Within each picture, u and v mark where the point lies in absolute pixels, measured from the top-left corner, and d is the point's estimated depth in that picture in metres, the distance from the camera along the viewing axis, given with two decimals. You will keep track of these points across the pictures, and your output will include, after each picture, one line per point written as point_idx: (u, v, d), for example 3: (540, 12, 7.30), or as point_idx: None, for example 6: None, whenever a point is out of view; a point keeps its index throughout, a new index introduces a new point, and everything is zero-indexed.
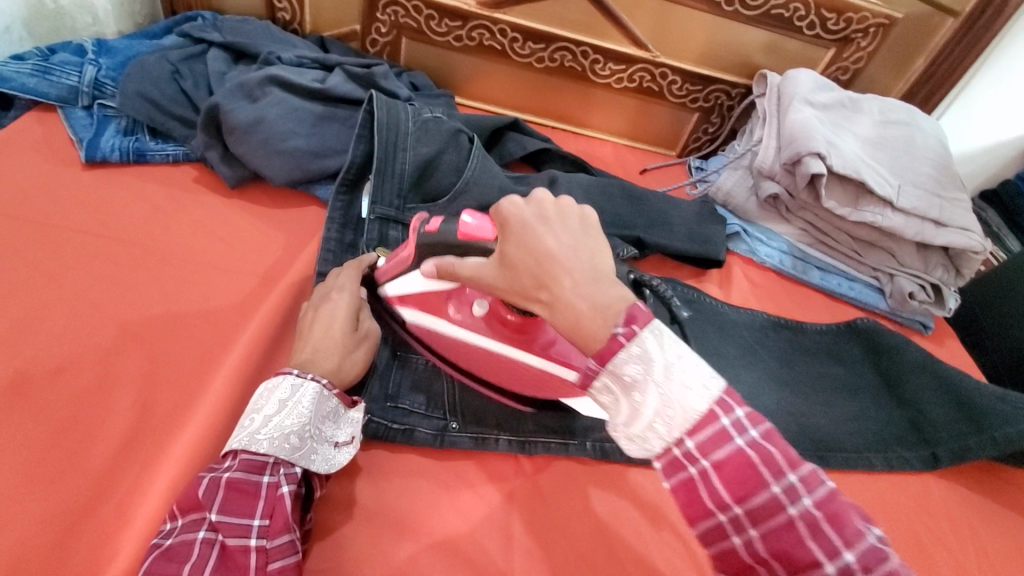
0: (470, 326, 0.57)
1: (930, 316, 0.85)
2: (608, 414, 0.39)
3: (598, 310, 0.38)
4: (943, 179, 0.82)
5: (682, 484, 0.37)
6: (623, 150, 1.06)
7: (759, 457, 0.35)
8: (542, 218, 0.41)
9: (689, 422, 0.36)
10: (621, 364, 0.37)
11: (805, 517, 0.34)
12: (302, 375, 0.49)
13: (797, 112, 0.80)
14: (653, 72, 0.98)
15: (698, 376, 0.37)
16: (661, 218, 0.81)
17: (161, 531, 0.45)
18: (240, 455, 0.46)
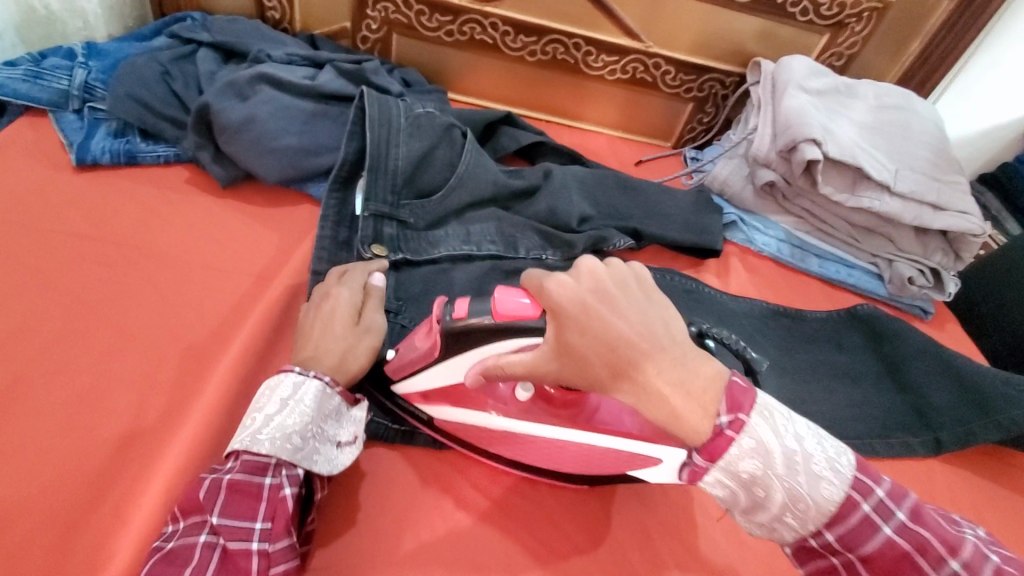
0: (515, 414, 0.52)
1: (930, 301, 0.84)
2: (727, 503, 0.41)
3: (691, 396, 0.39)
4: (941, 162, 0.82)
5: (827, 572, 0.41)
6: (618, 142, 1.06)
7: (907, 542, 0.39)
8: (607, 297, 0.41)
9: (823, 514, 0.39)
10: (736, 461, 0.39)
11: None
12: (304, 373, 0.49)
13: (792, 99, 0.80)
14: (646, 62, 0.97)
15: (824, 460, 0.39)
16: (657, 209, 0.80)
17: (162, 533, 0.45)
18: (242, 456, 0.46)
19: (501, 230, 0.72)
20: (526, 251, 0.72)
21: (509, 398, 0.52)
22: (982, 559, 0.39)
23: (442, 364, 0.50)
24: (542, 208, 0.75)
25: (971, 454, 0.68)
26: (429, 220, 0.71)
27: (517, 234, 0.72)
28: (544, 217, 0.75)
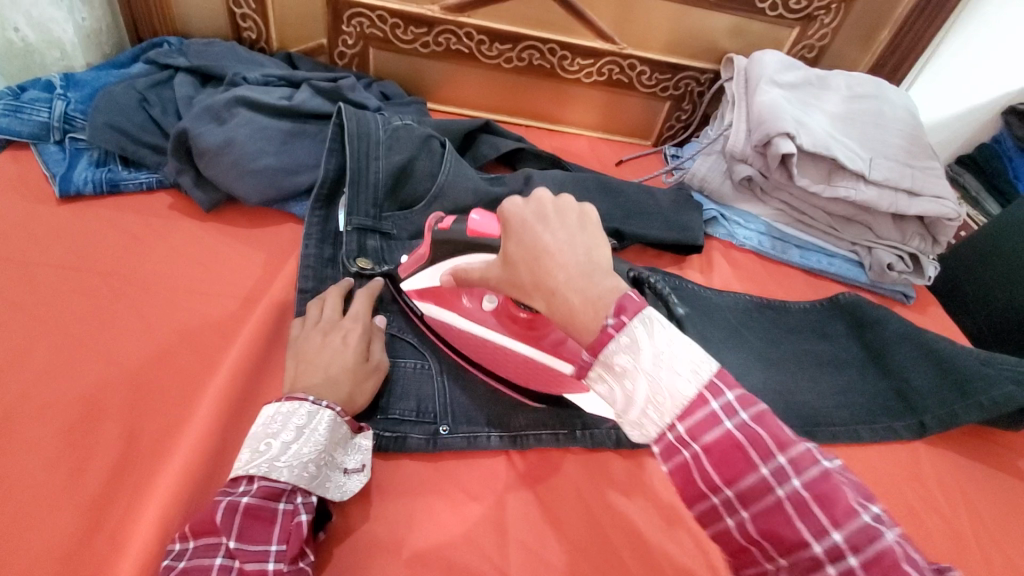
0: (478, 318, 0.62)
1: (910, 286, 0.86)
2: (606, 402, 0.39)
3: (588, 301, 0.38)
4: (914, 149, 0.83)
5: (678, 467, 0.37)
6: (598, 143, 1.07)
7: (746, 439, 0.35)
8: (542, 216, 0.43)
9: (679, 407, 0.36)
10: (609, 353, 0.37)
11: (791, 498, 0.34)
12: (318, 402, 0.50)
13: (765, 94, 0.81)
14: (622, 63, 0.99)
15: (688, 362, 0.37)
16: (638, 208, 0.81)
17: (170, 552, 0.45)
18: (258, 481, 0.46)
19: None
20: None
21: (474, 308, 0.62)
22: (821, 463, 0.35)
23: (431, 267, 0.61)
24: None
25: (956, 434, 0.69)
26: (412, 231, 0.72)
27: None
28: None
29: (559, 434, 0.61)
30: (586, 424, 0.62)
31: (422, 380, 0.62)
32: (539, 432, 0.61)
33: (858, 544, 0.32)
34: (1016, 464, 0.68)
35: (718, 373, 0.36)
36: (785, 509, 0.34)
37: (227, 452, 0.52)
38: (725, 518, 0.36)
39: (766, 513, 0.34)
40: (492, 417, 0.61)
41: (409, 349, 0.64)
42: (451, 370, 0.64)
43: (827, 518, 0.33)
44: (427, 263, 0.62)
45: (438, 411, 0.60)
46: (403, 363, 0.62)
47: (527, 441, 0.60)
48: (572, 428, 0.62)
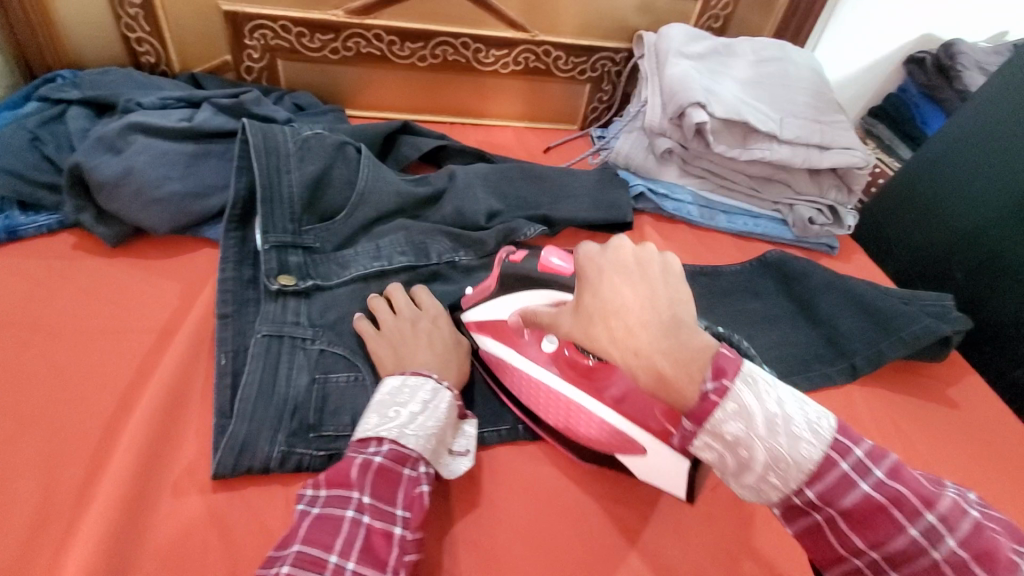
0: (538, 359, 0.59)
1: (834, 237, 0.89)
2: (717, 467, 0.41)
3: (682, 368, 0.40)
4: (821, 105, 0.86)
5: (810, 531, 0.40)
6: (524, 133, 1.07)
7: (888, 499, 0.38)
8: (624, 272, 0.44)
9: (805, 474, 0.38)
10: (720, 422, 0.39)
11: (947, 557, 0.37)
12: (440, 381, 0.54)
13: (673, 67, 0.83)
14: (536, 51, 0.99)
15: (805, 424, 0.39)
16: (564, 192, 0.81)
17: (304, 497, 0.46)
18: (390, 443, 0.48)
19: (411, 239, 0.71)
20: (438, 256, 0.71)
21: (538, 354, 0.60)
22: (970, 517, 0.38)
23: (496, 300, 0.62)
24: (449, 211, 0.75)
25: (886, 371, 0.72)
26: (336, 241, 0.69)
27: (427, 240, 0.71)
28: (452, 219, 0.75)
29: (498, 432, 0.60)
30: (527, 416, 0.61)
31: (358, 393, 0.56)
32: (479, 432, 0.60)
33: None
34: (944, 392, 0.71)
35: (838, 433, 0.39)
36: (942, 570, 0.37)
37: (155, 493, 0.49)
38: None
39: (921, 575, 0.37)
40: None
41: (342, 362, 0.58)
42: None
43: None
44: (493, 295, 0.62)
45: None
46: (337, 377, 0.57)
47: None
48: (513, 423, 0.61)
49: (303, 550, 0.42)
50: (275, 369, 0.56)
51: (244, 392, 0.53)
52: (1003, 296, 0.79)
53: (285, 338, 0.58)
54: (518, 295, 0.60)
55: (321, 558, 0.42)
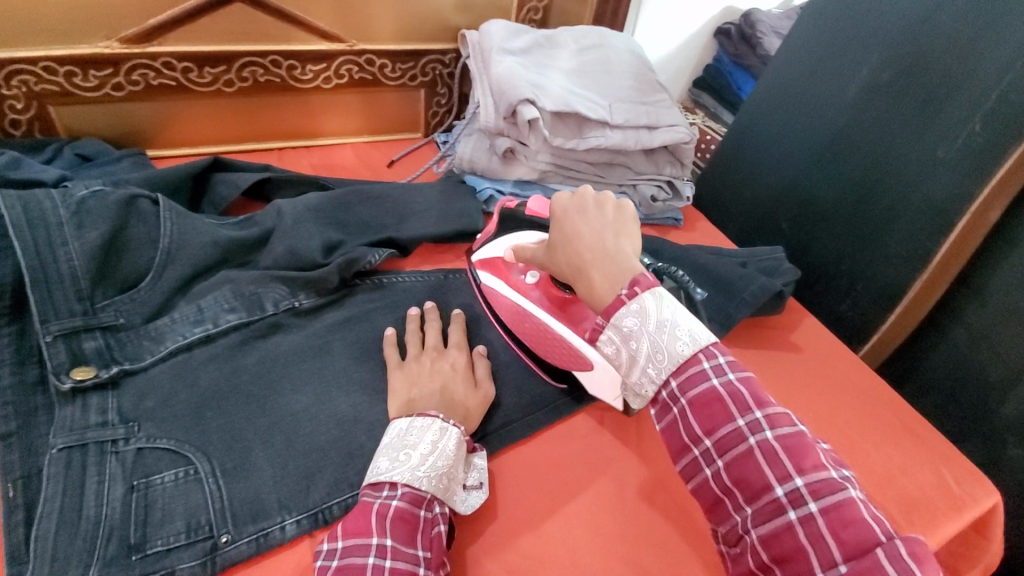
0: (522, 289, 0.65)
1: (677, 210, 0.94)
2: (614, 360, 0.47)
3: (611, 280, 0.48)
4: (643, 86, 0.89)
5: (667, 421, 0.45)
6: (365, 148, 1.01)
7: (728, 394, 0.43)
8: (584, 207, 0.54)
9: (674, 366, 0.44)
10: (621, 316, 0.45)
11: (763, 446, 0.41)
12: (447, 421, 0.53)
13: (497, 65, 0.81)
14: (359, 61, 0.92)
15: (688, 331, 0.44)
16: (408, 210, 0.77)
17: (321, 552, 0.45)
18: (402, 487, 0.48)
19: (237, 293, 0.62)
20: (274, 306, 0.63)
21: (521, 282, 0.66)
22: (796, 426, 0.42)
23: (498, 237, 0.69)
24: (280, 253, 0.66)
25: (737, 330, 0.77)
26: (146, 312, 0.59)
27: (259, 290, 0.63)
28: (285, 261, 0.66)
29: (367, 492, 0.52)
30: None
31: (187, 490, 0.48)
32: (344, 499, 0.51)
33: (817, 490, 0.39)
34: (788, 338, 0.78)
35: (710, 340, 0.45)
36: (756, 457, 0.41)
37: None
38: (706, 468, 0.43)
39: (739, 460, 0.42)
40: (286, 499, 0.50)
41: (166, 458, 0.50)
42: (227, 466, 0.50)
43: (791, 466, 0.40)
44: (494, 237, 0.69)
45: (215, 518, 0.47)
46: (161, 479, 0.49)
47: (331, 513, 0.50)
48: None
49: None
50: (77, 489, 0.46)
51: (37, 530, 0.44)
52: (821, 240, 0.86)
53: (88, 446, 0.49)
54: (515, 235, 0.67)
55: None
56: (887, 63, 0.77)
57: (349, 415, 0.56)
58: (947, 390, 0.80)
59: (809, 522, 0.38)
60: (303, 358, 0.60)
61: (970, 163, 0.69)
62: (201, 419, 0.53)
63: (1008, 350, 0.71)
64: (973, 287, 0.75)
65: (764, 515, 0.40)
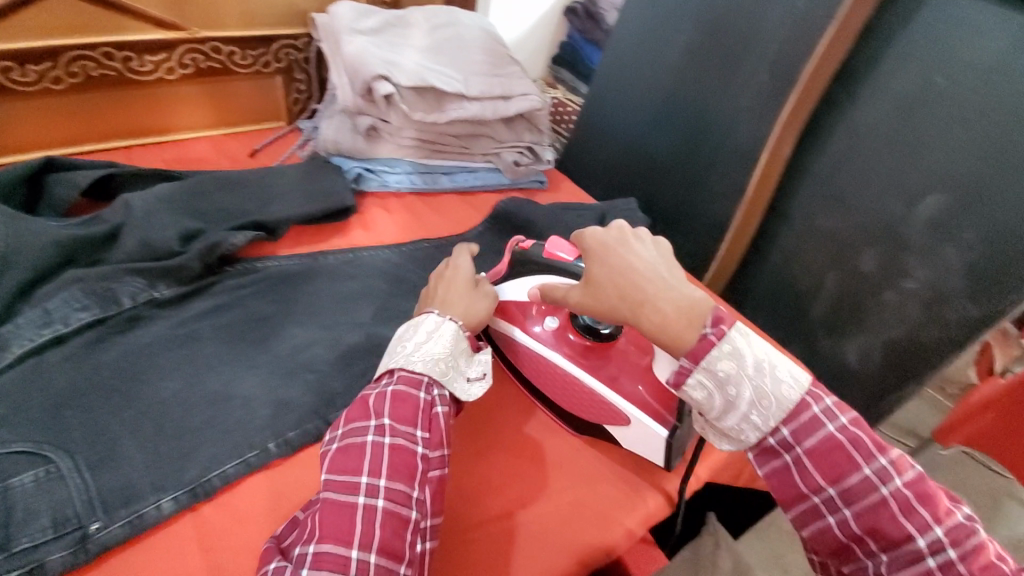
0: (544, 340, 0.63)
1: (541, 173, 1.00)
2: (705, 407, 0.49)
3: (685, 314, 0.50)
4: (495, 60, 0.93)
5: (779, 469, 0.49)
6: (223, 141, 0.97)
7: (849, 440, 0.47)
8: (623, 239, 0.56)
9: (785, 413, 0.48)
10: (714, 361, 0.48)
11: (895, 495, 0.46)
12: (442, 315, 0.57)
13: (348, 45, 0.83)
14: (203, 50, 0.88)
15: (787, 373, 0.49)
16: (271, 193, 0.77)
17: (327, 438, 0.51)
18: (398, 372, 0.52)
19: (86, 290, 0.59)
20: (132, 299, 0.61)
21: (542, 331, 0.63)
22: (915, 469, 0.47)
23: (514, 281, 0.65)
24: (132, 245, 0.64)
25: None
26: None
27: (112, 286, 0.61)
28: (139, 254, 0.64)
29: (246, 460, 0.53)
30: (278, 433, 0.55)
31: (49, 489, 0.46)
32: (223, 470, 0.52)
33: (954, 538, 0.45)
34: None
35: (811, 383, 0.49)
36: (890, 506, 0.46)
37: None
38: (828, 516, 0.48)
39: (869, 509, 0.46)
40: (162, 479, 0.50)
41: (23, 460, 0.47)
42: (92, 460, 0.49)
43: (926, 514, 0.45)
44: (511, 278, 0.66)
45: (85, 506, 0.46)
46: (20, 480, 0.46)
47: (210, 485, 0.51)
48: (262, 444, 0.54)
49: (332, 477, 0.47)
50: None
51: None
52: (666, 189, 0.97)
53: None
54: (534, 276, 0.64)
55: (353, 479, 0.47)
56: (699, 27, 0.88)
57: (223, 393, 0.56)
58: (774, 305, 0.92)
59: (950, 567, 0.44)
60: (169, 347, 0.59)
61: (765, 108, 0.82)
62: (57, 419, 0.51)
63: (812, 262, 0.85)
64: (781, 214, 0.88)
65: (902, 562, 0.45)
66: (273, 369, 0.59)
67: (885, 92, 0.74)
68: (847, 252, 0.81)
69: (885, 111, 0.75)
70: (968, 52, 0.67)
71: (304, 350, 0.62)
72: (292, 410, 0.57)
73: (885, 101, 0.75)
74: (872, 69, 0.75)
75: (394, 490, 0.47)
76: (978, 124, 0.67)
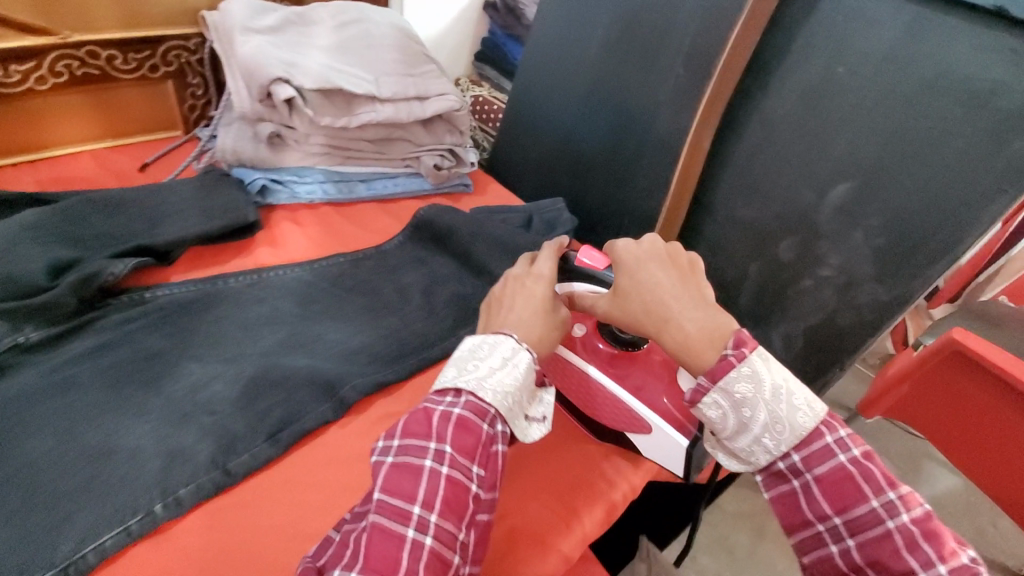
0: (569, 343, 0.63)
1: (465, 176, 0.97)
2: (716, 425, 0.50)
3: (710, 337, 0.51)
4: (409, 58, 0.88)
5: (786, 493, 0.50)
6: (110, 154, 0.88)
7: (859, 473, 0.47)
8: (654, 255, 0.55)
9: (796, 439, 0.48)
10: (733, 382, 0.48)
11: (901, 530, 0.45)
12: (520, 343, 0.52)
13: (242, 46, 0.76)
14: (77, 55, 0.79)
15: (803, 400, 0.49)
16: (160, 213, 0.69)
17: (378, 449, 0.48)
18: (467, 395, 0.49)
19: None
20: None
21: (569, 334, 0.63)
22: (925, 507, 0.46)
23: None
24: None
25: None
26: None
27: None
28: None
29: (128, 528, 0.47)
30: (168, 491, 0.49)
31: None
32: (102, 542, 0.45)
33: None
34: None
35: (827, 413, 0.49)
36: (894, 540, 0.45)
37: None
38: (831, 544, 0.48)
39: (873, 541, 0.46)
40: (26, 560, 0.43)
41: None
42: None
43: (933, 553, 0.43)
44: None
45: None
46: None
47: (86, 561, 0.45)
48: (149, 507, 0.48)
49: (384, 498, 0.44)
50: None
51: None
52: (593, 187, 0.95)
53: None
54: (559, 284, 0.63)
55: (404, 507, 0.44)
56: (615, 22, 0.87)
57: (103, 448, 0.50)
58: None
59: None
60: (38, 400, 0.52)
61: (682, 102, 0.81)
62: None
63: (735, 255, 0.86)
64: (704, 208, 0.88)
65: None
66: (163, 416, 0.53)
67: (792, 84, 0.75)
68: (768, 243, 0.82)
69: (794, 102, 0.76)
70: (863, 42, 0.69)
71: (201, 390, 0.56)
72: (185, 461, 0.51)
73: (791, 92, 0.76)
74: (780, 62, 0.76)
75: (442, 530, 0.44)
76: (876, 111, 0.69)
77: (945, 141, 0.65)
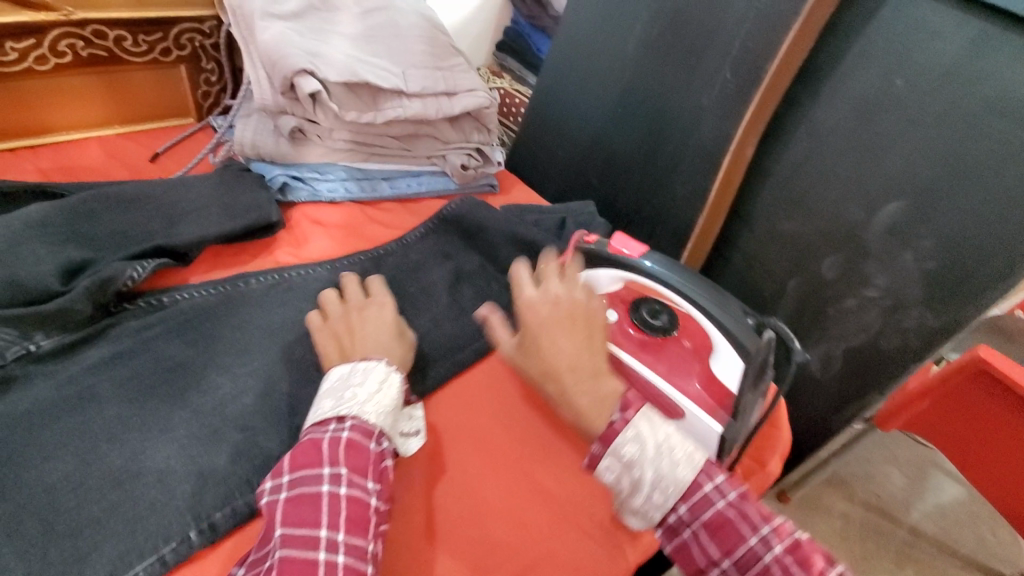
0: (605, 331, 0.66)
1: (491, 175, 0.93)
2: (614, 488, 0.46)
3: (598, 407, 0.48)
4: (437, 50, 0.83)
5: (680, 548, 0.44)
6: (119, 141, 0.83)
7: (734, 515, 0.43)
8: (556, 319, 0.52)
9: (681, 491, 0.44)
10: (621, 444, 0.45)
11: (779, 563, 0.41)
12: (389, 364, 0.52)
13: (264, 32, 0.71)
14: (83, 35, 0.73)
15: (684, 451, 0.45)
16: (178, 211, 0.65)
17: (266, 491, 0.44)
18: (350, 421, 0.46)
19: None
20: None
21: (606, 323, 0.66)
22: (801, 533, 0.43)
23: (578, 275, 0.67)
24: None
25: None
26: None
27: None
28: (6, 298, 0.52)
29: (162, 556, 0.44)
30: (203, 514, 0.46)
31: None
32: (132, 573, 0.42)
33: None
34: None
35: (705, 456, 0.45)
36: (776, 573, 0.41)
37: None
38: None
39: None
40: None
41: None
42: None
43: None
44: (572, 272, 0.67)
45: None
46: None
47: None
48: (181, 533, 0.45)
49: (287, 528, 0.41)
50: None
51: None
52: (625, 191, 0.92)
53: None
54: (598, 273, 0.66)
55: (311, 535, 0.41)
56: (654, 20, 0.83)
57: (128, 470, 0.46)
58: None
59: None
60: (54, 416, 0.47)
61: (726, 107, 0.78)
62: None
63: (774, 267, 0.83)
64: (742, 217, 0.85)
65: None
66: (192, 432, 0.50)
67: (845, 94, 0.72)
68: (808, 259, 0.79)
69: (845, 113, 0.72)
70: (925, 54, 0.66)
71: (230, 404, 0.52)
72: (218, 483, 0.48)
73: (844, 103, 0.72)
74: (833, 69, 0.72)
75: (353, 546, 0.42)
76: (934, 130, 0.66)
77: (1006, 167, 0.62)
